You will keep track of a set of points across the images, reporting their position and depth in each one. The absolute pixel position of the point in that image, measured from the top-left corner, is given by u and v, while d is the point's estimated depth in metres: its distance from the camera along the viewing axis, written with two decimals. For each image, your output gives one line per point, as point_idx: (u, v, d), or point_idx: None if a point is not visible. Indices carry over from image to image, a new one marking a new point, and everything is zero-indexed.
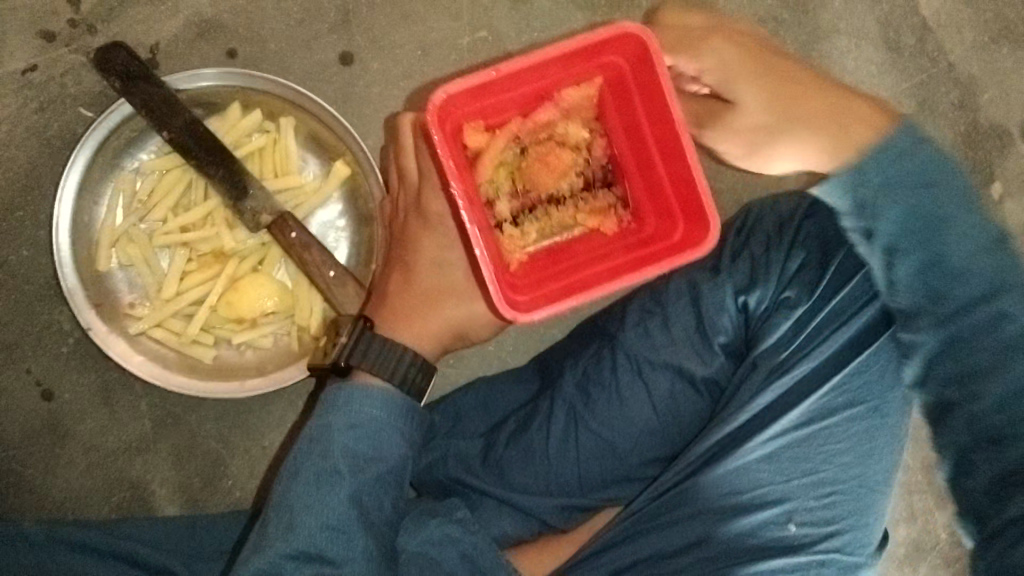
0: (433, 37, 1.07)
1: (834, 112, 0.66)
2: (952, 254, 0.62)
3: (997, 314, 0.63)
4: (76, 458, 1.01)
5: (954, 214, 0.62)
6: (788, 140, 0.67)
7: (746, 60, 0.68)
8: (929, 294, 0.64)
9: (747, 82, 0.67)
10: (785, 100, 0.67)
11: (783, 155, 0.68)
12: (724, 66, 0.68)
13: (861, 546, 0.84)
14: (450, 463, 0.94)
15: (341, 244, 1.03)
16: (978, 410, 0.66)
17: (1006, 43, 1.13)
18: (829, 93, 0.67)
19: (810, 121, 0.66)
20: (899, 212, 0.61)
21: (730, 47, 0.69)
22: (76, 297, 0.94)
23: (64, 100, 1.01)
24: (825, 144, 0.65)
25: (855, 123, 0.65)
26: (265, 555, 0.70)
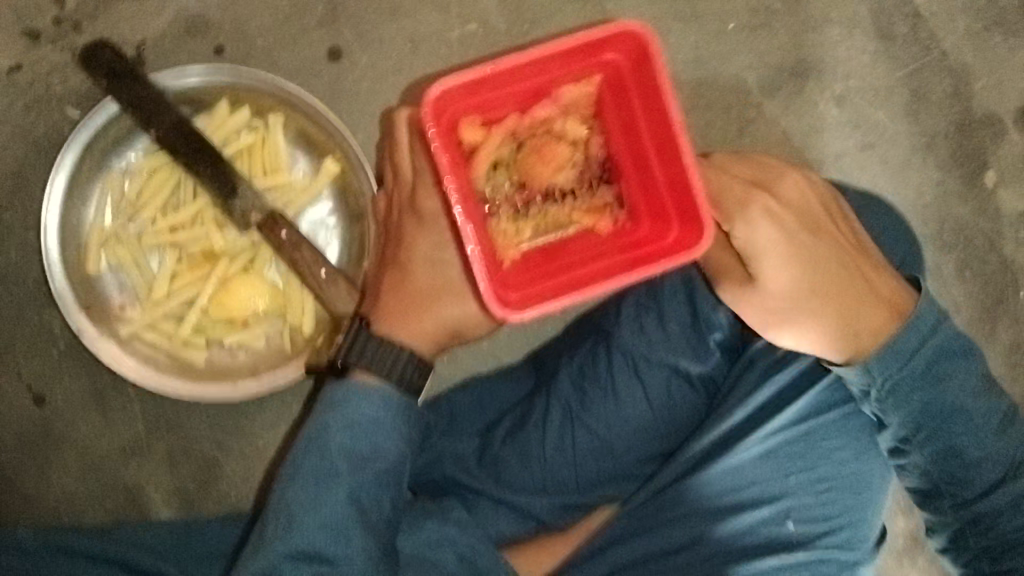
0: (422, 31, 1.06)
1: (846, 312, 0.73)
2: (966, 440, 0.75)
3: (998, 497, 0.76)
4: (69, 463, 1.01)
5: (969, 406, 0.75)
6: (800, 323, 0.74)
7: (791, 247, 0.70)
8: (949, 469, 0.76)
9: (780, 267, 0.71)
10: (806, 292, 0.72)
11: (793, 332, 0.75)
12: (759, 247, 0.70)
13: (859, 541, 0.84)
14: (446, 463, 0.93)
15: (332, 242, 1.02)
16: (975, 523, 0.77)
17: (999, 30, 1.12)
18: (855, 285, 0.73)
19: (821, 309, 0.73)
20: (906, 393, 0.74)
21: (778, 227, 0.70)
22: (65, 299, 0.94)
23: (50, 100, 1.00)
24: (822, 334, 0.74)
25: (869, 322, 0.73)
26: (264, 556, 0.71)
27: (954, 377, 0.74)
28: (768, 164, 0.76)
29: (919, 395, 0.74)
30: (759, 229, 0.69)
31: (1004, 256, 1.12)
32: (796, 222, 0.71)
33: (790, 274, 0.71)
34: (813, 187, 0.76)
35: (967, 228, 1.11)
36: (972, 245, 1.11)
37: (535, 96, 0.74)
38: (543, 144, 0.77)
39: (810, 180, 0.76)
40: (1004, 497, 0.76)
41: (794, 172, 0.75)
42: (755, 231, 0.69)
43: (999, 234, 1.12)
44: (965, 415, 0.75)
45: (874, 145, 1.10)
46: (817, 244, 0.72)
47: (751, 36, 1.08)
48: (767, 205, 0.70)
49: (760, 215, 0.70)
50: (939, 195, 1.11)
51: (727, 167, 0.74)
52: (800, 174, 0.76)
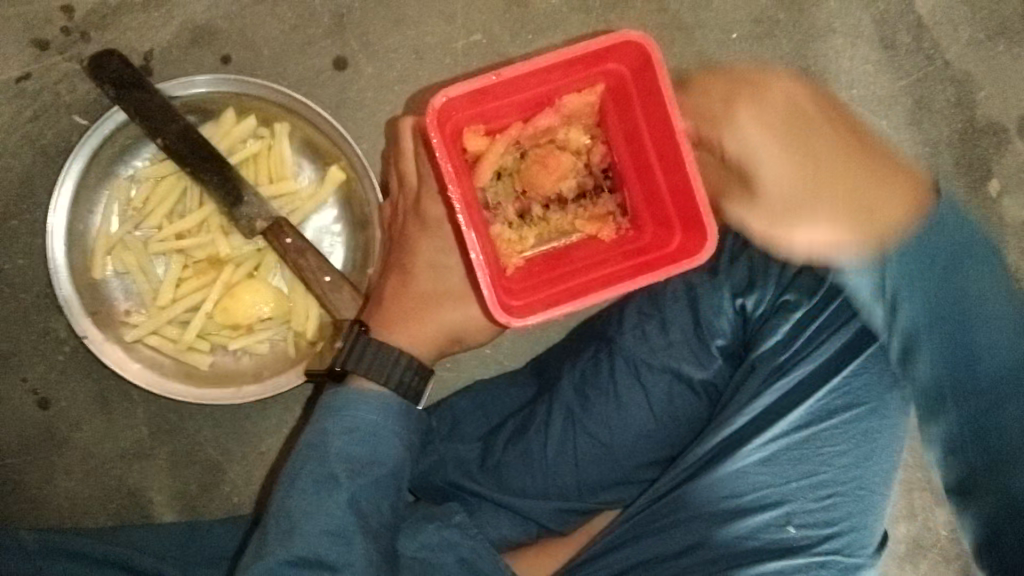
0: (427, 40, 1.07)
1: (858, 198, 0.64)
2: (984, 342, 0.68)
3: (1003, 382, 0.69)
4: (73, 466, 1.01)
5: (982, 290, 0.68)
6: (812, 220, 0.65)
7: (782, 136, 0.64)
8: (958, 371, 0.69)
9: (774, 157, 0.64)
10: (825, 182, 0.63)
11: (806, 236, 0.66)
12: (750, 153, 0.65)
13: (861, 547, 0.84)
14: (448, 468, 0.94)
15: (337, 248, 1.03)
16: (1005, 483, 0.73)
17: (1002, 39, 1.13)
18: (871, 176, 0.64)
19: (851, 202, 0.64)
20: (913, 300, 0.67)
21: (765, 133, 0.64)
22: (72, 306, 0.94)
23: (58, 108, 1.01)
24: (844, 225, 0.64)
25: (893, 212, 0.65)
26: (266, 561, 0.70)
27: (964, 270, 0.68)
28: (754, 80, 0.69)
29: (931, 284, 0.67)
30: (746, 139, 0.65)
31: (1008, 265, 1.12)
32: (786, 123, 0.65)
33: (790, 171, 0.64)
34: (807, 90, 0.68)
35: None
36: None
37: (538, 105, 0.74)
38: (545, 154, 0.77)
39: (798, 81, 0.69)
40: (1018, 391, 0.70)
41: (784, 81, 0.68)
42: (750, 138, 0.65)
43: (1002, 242, 1.12)
44: (978, 308, 0.68)
45: None
46: (827, 141, 0.64)
47: (754, 45, 1.09)
48: (753, 112, 0.65)
49: (749, 121, 0.65)
50: None
51: (709, 90, 0.70)
52: (782, 81, 0.69)
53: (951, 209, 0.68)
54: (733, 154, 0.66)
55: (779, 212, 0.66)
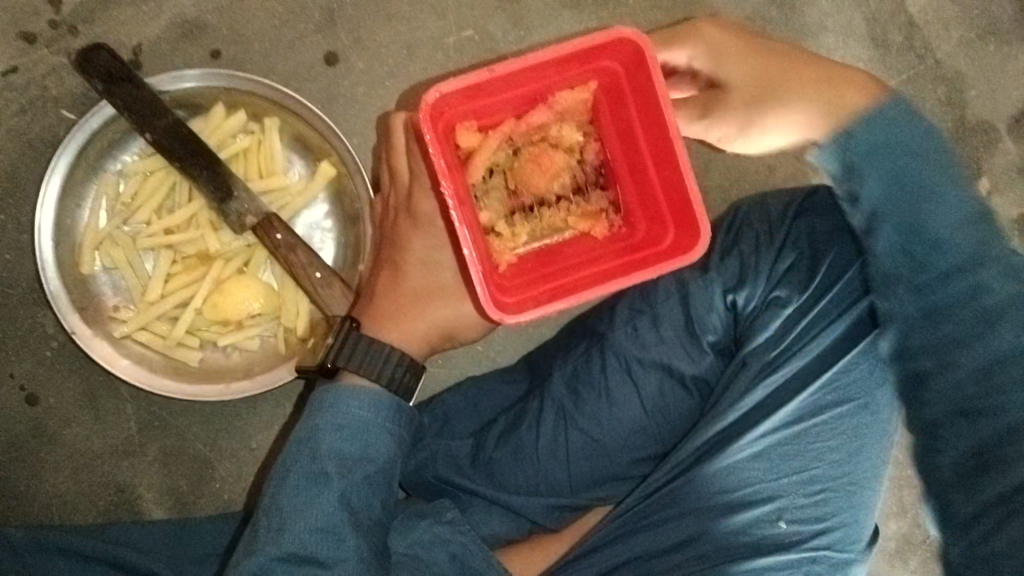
0: (418, 36, 1.06)
1: (829, 87, 0.72)
2: (940, 234, 0.66)
3: (949, 286, 0.66)
4: (61, 463, 1.00)
5: (940, 191, 0.66)
6: (784, 114, 0.72)
7: (736, 51, 0.77)
8: (912, 255, 0.67)
9: (727, 64, 0.76)
10: (771, 83, 0.74)
11: (780, 129, 0.72)
12: (711, 60, 0.76)
13: (851, 542, 0.85)
14: (439, 464, 0.93)
15: (327, 245, 1.02)
16: (951, 378, 0.67)
17: (992, 39, 1.13)
18: (819, 78, 0.73)
19: (804, 93, 0.72)
20: (880, 176, 0.66)
21: (713, 46, 0.77)
22: (60, 302, 0.93)
23: (46, 101, 1.00)
24: (817, 110, 0.70)
25: (846, 94, 0.70)
26: (255, 558, 0.70)
27: (925, 156, 0.66)
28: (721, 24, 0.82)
29: (886, 161, 0.65)
30: (697, 52, 0.77)
31: None
32: (739, 46, 0.77)
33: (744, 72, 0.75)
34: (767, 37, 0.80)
35: None
36: None
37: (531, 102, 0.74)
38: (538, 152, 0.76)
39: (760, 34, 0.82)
40: (962, 285, 0.66)
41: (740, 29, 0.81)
42: (696, 50, 0.77)
43: None
44: (933, 203, 0.66)
45: None
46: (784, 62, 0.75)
47: None
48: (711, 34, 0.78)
49: (697, 43, 0.77)
50: None
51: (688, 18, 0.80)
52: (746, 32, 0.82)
53: (910, 109, 0.67)
54: (702, 72, 0.77)
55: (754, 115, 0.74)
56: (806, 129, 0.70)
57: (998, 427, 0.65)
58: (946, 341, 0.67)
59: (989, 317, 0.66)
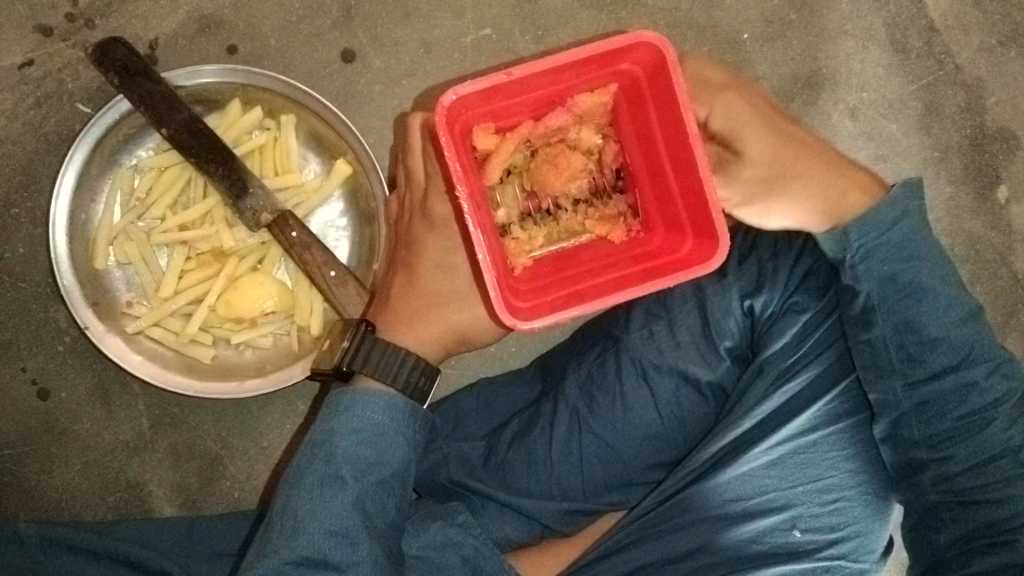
0: (436, 35, 1.06)
1: (831, 176, 0.73)
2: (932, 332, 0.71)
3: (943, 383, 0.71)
4: (72, 457, 1.00)
5: (930, 293, 0.71)
6: (791, 199, 0.72)
7: (758, 120, 0.71)
8: (908, 351, 0.72)
9: (754, 134, 0.71)
10: (791, 159, 0.72)
11: (785, 210, 0.72)
12: (737, 117, 0.71)
13: (866, 552, 0.83)
14: (451, 466, 0.93)
15: (342, 243, 1.02)
16: (948, 470, 0.72)
17: (1013, 46, 1.12)
18: (831, 160, 0.73)
19: (818, 177, 0.72)
20: (874, 267, 0.71)
21: (742, 102, 0.72)
22: (73, 295, 0.93)
23: (62, 95, 1.00)
24: (821, 203, 0.72)
25: (852, 187, 0.73)
26: (269, 560, 0.69)
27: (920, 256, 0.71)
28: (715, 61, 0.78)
29: (883, 258, 0.71)
30: (721, 105, 0.71)
31: (1014, 271, 1.11)
32: (758, 103, 0.73)
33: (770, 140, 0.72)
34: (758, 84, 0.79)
35: (979, 241, 1.11)
36: (984, 259, 1.11)
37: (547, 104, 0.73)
38: (551, 156, 0.76)
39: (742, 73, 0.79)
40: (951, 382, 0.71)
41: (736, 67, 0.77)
42: (730, 104, 0.72)
43: (1009, 249, 1.11)
44: (926, 301, 0.71)
45: (887, 157, 1.09)
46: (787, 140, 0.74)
47: (766, 46, 1.08)
48: (728, 88, 0.73)
49: (726, 94, 0.72)
50: (951, 209, 1.10)
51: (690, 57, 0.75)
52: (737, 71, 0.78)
53: (908, 202, 0.71)
54: (721, 128, 0.71)
55: (756, 193, 0.72)
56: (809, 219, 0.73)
57: (995, 514, 0.70)
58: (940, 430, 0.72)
59: (975, 412, 0.71)
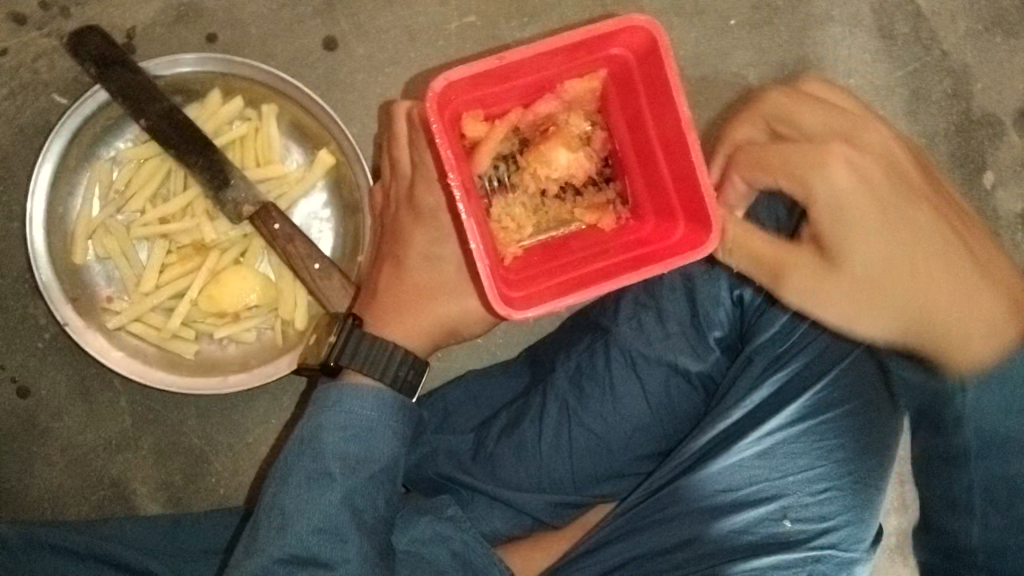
0: (419, 22, 1.04)
1: (958, 304, 0.63)
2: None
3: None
4: (53, 455, 0.98)
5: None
6: (889, 314, 0.66)
7: (873, 219, 0.66)
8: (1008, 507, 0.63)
9: (860, 236, 0.66)
10: (909, 271, 0.65)
11: (874, 323, 0.66)
12: (845, 201, 0.66)
13: (857, 541, 0.82)
14: (440, 459, 0.92)
15: (326, 235, 1.00)
16: None
17: (999, 31, 1.12)
18: (972, 278, 0.64)
19: (938, 290, 0.64)
20: (1002, 412, 0.59)
21: (856, 178, 0.67)
22: (51, 291, 0.91)
23: (37, 86, 0.98)
24: (924, 326, 0.64)
25: (981, 312, 0.62)
26: (257, 560, 0.69)
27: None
28: (851, 112, 0.72)
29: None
30: (832, 185, 0.67)
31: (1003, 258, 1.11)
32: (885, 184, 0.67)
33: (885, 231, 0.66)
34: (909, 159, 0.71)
35: None
36: None
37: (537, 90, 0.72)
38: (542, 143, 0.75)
39: (892, 134, 0.72)
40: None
41: (871, 127, 0.71)
42: (838, 182, 0.67)
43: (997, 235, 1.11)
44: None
45: None
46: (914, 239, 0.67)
47: (753, 32, 1.07)
48: (845, 156, 0.67)
49: (841, 165, 0.67)
50: None
51: (814, 110, 0.72)
52: (876, 130, 0.71)
53: None
54: (819, 207, 0.67)
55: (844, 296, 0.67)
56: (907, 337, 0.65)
57: None
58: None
59: None
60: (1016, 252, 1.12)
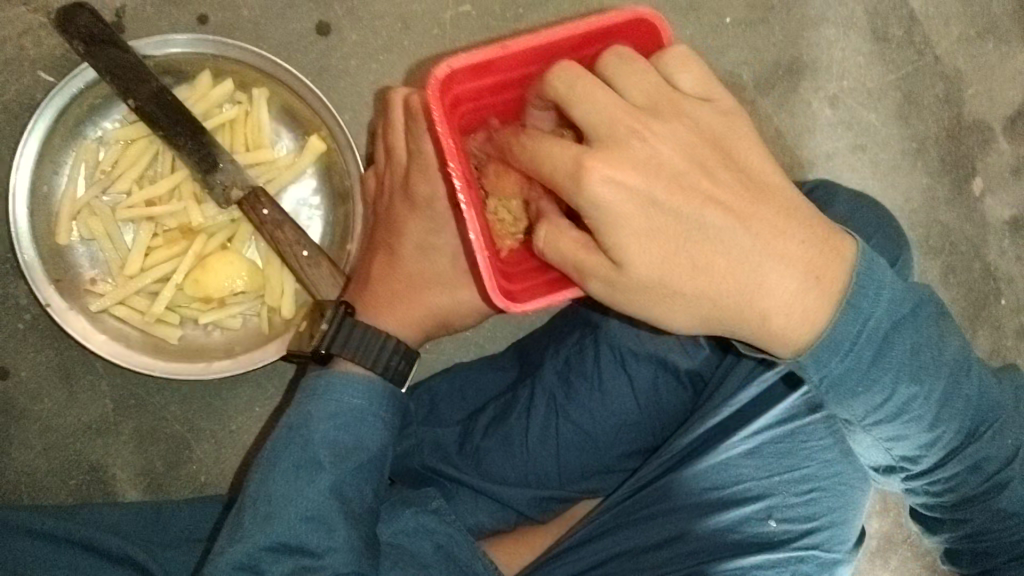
0: (414, 9, 1.03)
1: (742, 286, 0.57)
2: (943, 426, 0.66)
3: (982, 479, 0.69)
4: (32, 440, 0.97)
5: (938, 385, 0.64)
6: (686, 307, 0.58)
7: (649, 211, 0.56)
8: (926, 448, 0.67)
9: (617, 234, 0.56)
10: (655, 278, 0.57)
11: (676, 318, 0.59)
12: (614, 222, 0.55)
13: (840, 542, 0.83)
14: (426, 452, 0.91)
15: (315, 222, 0.99)
16: (979, 509, 0.70)
17: (991, 38, 1.13)
18: (750, 249, 0.57)
19: (722, 272, 0.57)
20: (866, 375, 0.60)
21: (632, 173, 0.55)
22: (34, 272, 0.89)
23: (23, 62, 0.96)
24: (721, 314, 0.58)
25: (792, 294, 0.57)
26: (243, 547, 0.68)
27: (925, 331, 0.62)
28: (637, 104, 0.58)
29: (875, 367, 0.60)
30: (616, 178, 0.55)
31: (987, 263, 1.13)
32: (663, 187, 0.56)
33: (705, 214, 0.56)
34: (692, 123, 0.58)
35: (954, 233, 1.11)
36: (958, 251, 1.12)
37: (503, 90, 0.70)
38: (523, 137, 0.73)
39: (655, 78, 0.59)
40: (965, 460, 0.68)
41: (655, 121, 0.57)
42: (605, 206, 0.55)
43: (983, 242, 1.13)
44: (933, 392, 0.64)
45: (865, 147, 1.09)
46: (726, 222, 0.57)
47: (748, 31, 1.06)
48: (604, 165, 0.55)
49: (604, 182, 0.55)
50: (927, 201, 1.11)
51: (597, 92, 0.56)
52: (657, 126, 0.57)
53: (877, 274, 0.59)
54: (591, 214, 0.55)
55: (640, 292, 0.58)
56: (706, 325, 0.59)
57: (999, 530, 0.70)
58: (964, 498, 0.70)
59: (992, 469, 0.69)
60: (1001, 259, 1.13)
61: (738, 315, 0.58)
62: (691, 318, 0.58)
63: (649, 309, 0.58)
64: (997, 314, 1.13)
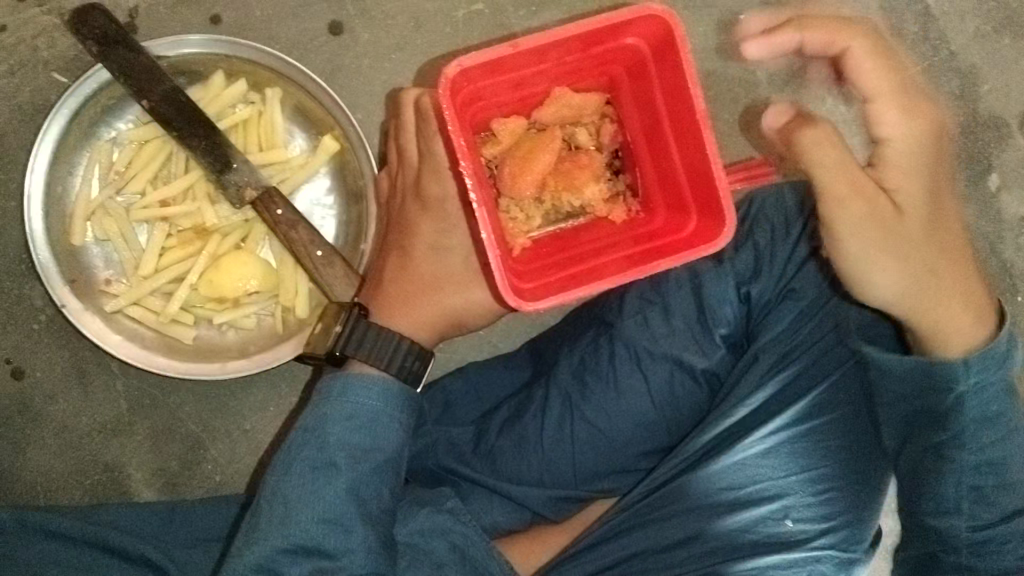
0: (427, 8, 1.03)
1: (931, 278, 0.66)
2: (994, 452, 0.71)
3: (1011, 525, 0.72)
4: (48, 440, 0.98)
5: (1010, 420, 0.71)
6: (889, 275, 0.65)
7: (921, 181, 0.66)
8: (984, 427, 0.69)
9: (854, 204, 0.62)
10: (901, 250, 0.64)
11: (878, 286, 0.65)
12: (905, 169, 0.65)
13: (857, 541, 0.81)
14: (440, 451, 0.92)
15: (329, 221, 0.99)
16: (1005, 524, 0.72)
17: (1007, 33, 1.11)
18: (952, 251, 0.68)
19: (940, 265, 0.67)
20: (977, 387, 0.68)
21: (911, 145, 0.66)
22: (48, 272, 0.90)
23: (37, 64, 0.96)
24: (903, 292, 0.65)
25: (964, 301, 0.67)
26: (259, 550, 0.68)
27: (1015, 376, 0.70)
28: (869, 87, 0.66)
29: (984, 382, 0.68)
30: (903, 135, 0.66)
31: (1004, 261, 1.11)
32: (922, 164, 0.66)
33: (924, 202, 0.66)
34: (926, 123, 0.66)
35: (970, 230, 1.11)
36: (974, 248, 1.11)
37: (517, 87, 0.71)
38: (538, 133, 0.74)
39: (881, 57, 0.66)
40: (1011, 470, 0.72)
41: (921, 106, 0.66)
42: (900, 154, 0.65)
43: (999, 239, 1.12)
44: (1001, 423, 0.70)
45: None
46: (948, 225, 0.68)
47: None
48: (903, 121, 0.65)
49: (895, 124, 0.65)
50: None
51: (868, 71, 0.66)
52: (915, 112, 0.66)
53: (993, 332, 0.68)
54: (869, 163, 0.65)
55: (870, 257, 0.64)
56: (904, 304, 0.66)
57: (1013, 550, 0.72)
58: (998, 514, 0.72)
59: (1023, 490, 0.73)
60: (1018, 255, 1.12)
61: (924, 309, 0.66)
62: (892, 295, 0.65)
63: (859, 273, 0.65)
64: (1017, 312, 1.11)
